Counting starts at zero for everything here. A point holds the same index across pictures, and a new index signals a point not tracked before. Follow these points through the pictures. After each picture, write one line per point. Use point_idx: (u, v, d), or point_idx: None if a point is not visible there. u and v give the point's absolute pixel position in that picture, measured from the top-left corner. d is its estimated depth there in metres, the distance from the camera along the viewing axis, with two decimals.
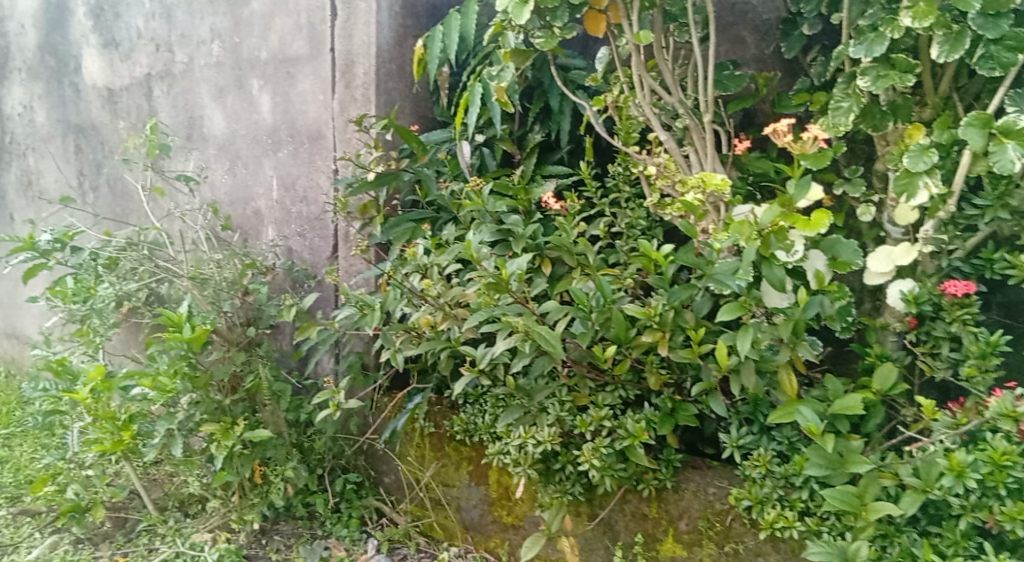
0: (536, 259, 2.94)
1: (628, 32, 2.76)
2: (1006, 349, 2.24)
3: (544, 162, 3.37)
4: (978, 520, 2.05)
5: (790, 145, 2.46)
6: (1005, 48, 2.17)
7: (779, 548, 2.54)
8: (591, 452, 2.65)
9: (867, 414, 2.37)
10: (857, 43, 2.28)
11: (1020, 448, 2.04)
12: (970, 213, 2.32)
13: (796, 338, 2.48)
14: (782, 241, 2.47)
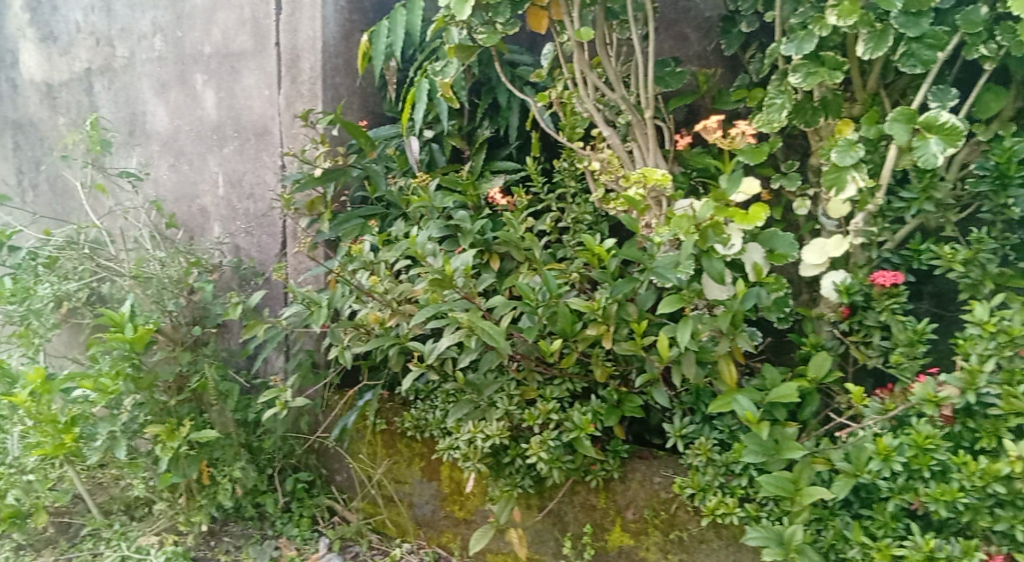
0: (484, 255, 2.98)
1: (569, 29, 2.79)
2: (932, 337, 2.32)
3: (493, 158, 3.39)
4: (905, 502, 2.12)
5: (720, 140, 2.56)
6: (926, 46, 2.23)
7: (721, 535, 2.60)
8: (539, 445, 2.68)
9: (802, 401, 2.45)
10: (787, 40, 2.35)
11: (943, 432, 2.11)
12: (897, 206, 2.39)
13: (735, 329, 2.54)
14: (719, 235, 2.52)
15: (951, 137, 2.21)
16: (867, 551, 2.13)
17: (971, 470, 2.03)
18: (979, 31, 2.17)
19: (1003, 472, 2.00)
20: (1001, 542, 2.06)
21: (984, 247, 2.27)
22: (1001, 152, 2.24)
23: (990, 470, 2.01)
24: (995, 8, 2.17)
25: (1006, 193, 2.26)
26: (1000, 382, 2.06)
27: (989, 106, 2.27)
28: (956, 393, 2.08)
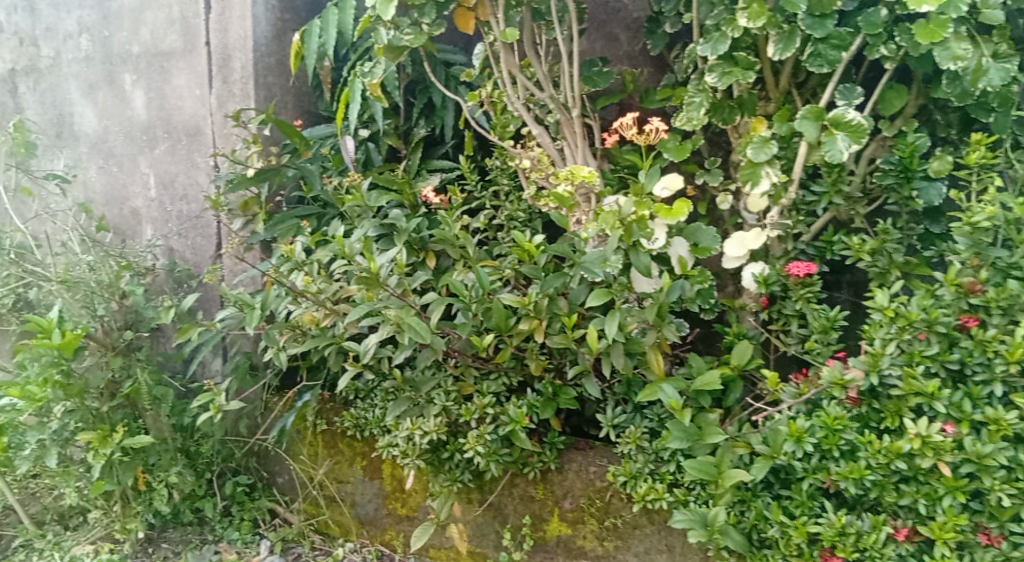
0: (420, 253, 3.01)
1: (495, 29, 2.84)
2: (843, 324, 2.42)
3: (430, 156, 3.42)
4: (819, 481, 2.22)
5: (636, 137, 2.75)
6: (831, 46, 2.34)
7: (653, 520, 2.69)
8: (475, 439, 2.72)
9: (727, 388, 2.55)
10: (703, 42, 2.44)
11: (851, 413, 2.22)
12: (810, 199, 2.51)
13: (662, 321, 2.62)
14: (643, 229, 2.60)
15: (857, 133, 2.33)
16: (786, 530, 2.24)
17: (875, 448, 2.14)
18: (879, 32, 2.28)
19: (904, 449, 2.10)
20: (907, 516, 2.17)
21: (890, 237, 2.39)
22: (905, 147, 2.35)
23: (893, 448, 2.12)
24: (894, 10, 2.29)
25: (910, 185, 2.38)
26: (902, 364, 2.17)
27: (892, 103, 2.39)
28: (861, 376, 2.19)
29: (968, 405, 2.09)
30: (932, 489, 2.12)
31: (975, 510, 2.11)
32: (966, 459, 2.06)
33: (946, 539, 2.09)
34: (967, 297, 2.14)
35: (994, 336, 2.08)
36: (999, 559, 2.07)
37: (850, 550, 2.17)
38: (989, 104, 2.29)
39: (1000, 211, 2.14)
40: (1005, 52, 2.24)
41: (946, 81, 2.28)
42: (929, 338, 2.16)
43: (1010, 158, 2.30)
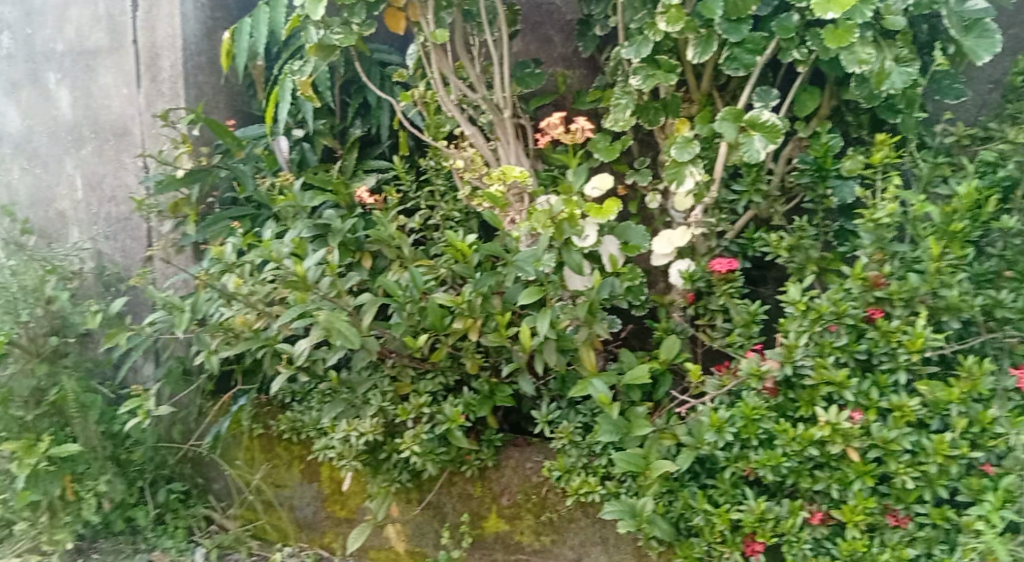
0: (356, 253, 3.00)
1: (425, 30, 2.85)
2: (763, 318, 2.51)
3: (365, 157, 3.40)
4: (740, 469, 2.31)
5: (563, 135, 2.82)
6: (747, 50, 2.43)
7: (588, 513, 2.74)
8: (411, 439, 2.72)
9: (656, 382, 2.62)
10: (627, 45, 2.51)
11: (768, 403, 2.30)
12: (731, 198, 2.60)
13: (593, 317, 2.67)
14: (574, 227, 2.65)
15: (772, 134, 2.42)
16: (710, 518, 2.32)
17: (790, 436, 2.22)
18: (792, 36, 2.37)
19: (817, 436, 2.19)
20: (822, 501, 2.26)
21: (805, 234, 2.49)
22: (818, 147, 2.44)
23: (806, 435, 2.20)
24: (805, 15, 2.38)
25: (825, 184, 2.48)
26: (814, 355, 2.26)
27: (806, 106, 2.49)
28: (776, 366, 2.27)
29: (875, 393, 2.19)
30: (844, 473, 2.21)
31: (883, 493, 2.20)
32: (874, 444, 2.16)
33: (857, 521, 2.19)
34: (873, 290, 2.23)
35: (898, 326, 2.19)
36: (906, 540, 2.17)
37: (769, 535, 2.26)
38: (896, 106, 2.41)
39: (899, 208, 2.24)
40: (908, 56, 2.35)
41: (855, 84, 2.38)
42: (839, 330, 2.25)
43: (914, 157, 2.42)
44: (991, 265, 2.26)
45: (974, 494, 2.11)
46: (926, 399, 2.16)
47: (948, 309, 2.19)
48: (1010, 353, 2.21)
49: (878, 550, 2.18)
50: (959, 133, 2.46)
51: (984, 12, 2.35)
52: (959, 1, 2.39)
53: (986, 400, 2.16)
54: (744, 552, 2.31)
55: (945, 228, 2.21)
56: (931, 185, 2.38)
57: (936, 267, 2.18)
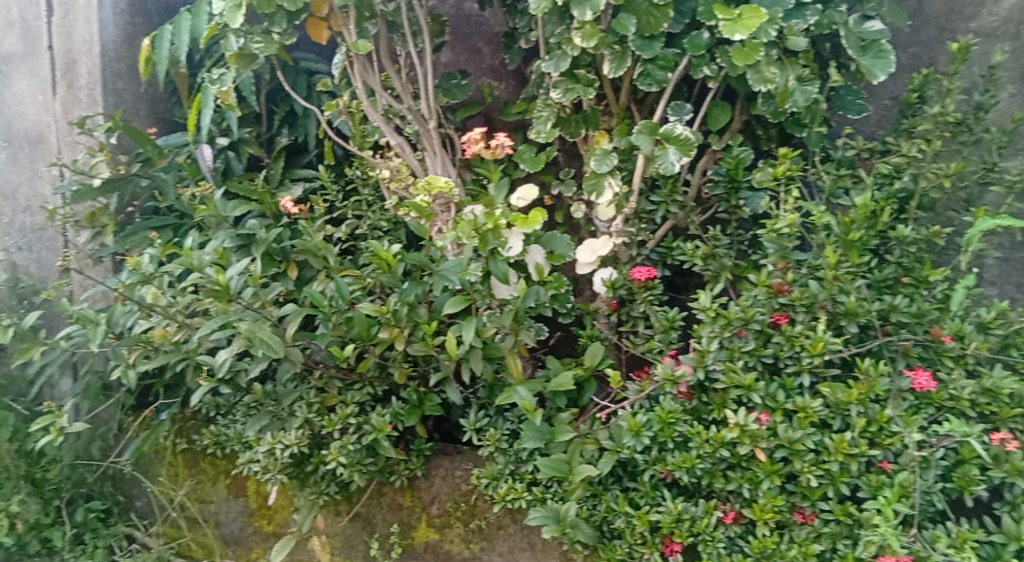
0: (282, 263, 2.94)
1: (347, 41, 2.84)
2: (682, 323, 2.58)
3: (293, 165, 3.37)
4: (657, 472, 2.38)
5: (483, 150, 2.84)
6: (660, 67, 2.53)
7: (516, 519, 2.75)
8: (337, 450, 2.71)
9: (581, 388, 2.69)
10: (546, 59, 2.59)
11: (683, 407, 2.37)
12: (649, 208, 2.70)
13: (518, 325, 2.70)
14: (499, 237, 2.65)
15: (685, 147, 2.55)
16: (630, 520, 2.38)
17: (703, 438, 2.30)
18: (702, 53, 2.47)
19: (727, 438, 2.27)
20: (735, 500, 2.33)
21: (719, 244, 2.59)
22: (730, 160, 2.55)
23: (717, 437, 2.28)
24: (714, 34, 2.48)
25: (738, 195, 2.60)
26: (725, 359, 2.34)
27: (717, 119, 2.59)
28: (689, 371, 2.36)
29: (781, 396, 2.28)
30: (754, 473, 2.29)
31: (791, 491, 2.29)
32: (780, 444, 2.25)
33: (766, 519, 2.27)
34: (777, 297, 2.35)
35: (800, 331, 2.29)
36: (813, 535, 2.25)
37: (685, 535, 2.32)
38: (802, 121, 2.54)
39: (798, 219, 2.36)
40: (809, 74, 2.47)
41: (761, 100, 2.49)
42: (747, 335, 2.34)
43: (818, 170, 2.54)
44: (889, 272, 2.38)
45: (873, 491, 2.20)
46: (828, 400, 2.27)
47: (846, 314, 2.30)
48: (904, 355, 2.31)
49: (786, 547, 2.26)
50: (859, 147, 2.59)
51: (881, 34, 2.49)
52: (858, 22, 2.52)
53: (883, 400, 2.26)
54: (663, 552, 2.37)
55: (844, 238, 2.34)
56: (834, 196, 2.51)
57: (833, 275, 2.30)
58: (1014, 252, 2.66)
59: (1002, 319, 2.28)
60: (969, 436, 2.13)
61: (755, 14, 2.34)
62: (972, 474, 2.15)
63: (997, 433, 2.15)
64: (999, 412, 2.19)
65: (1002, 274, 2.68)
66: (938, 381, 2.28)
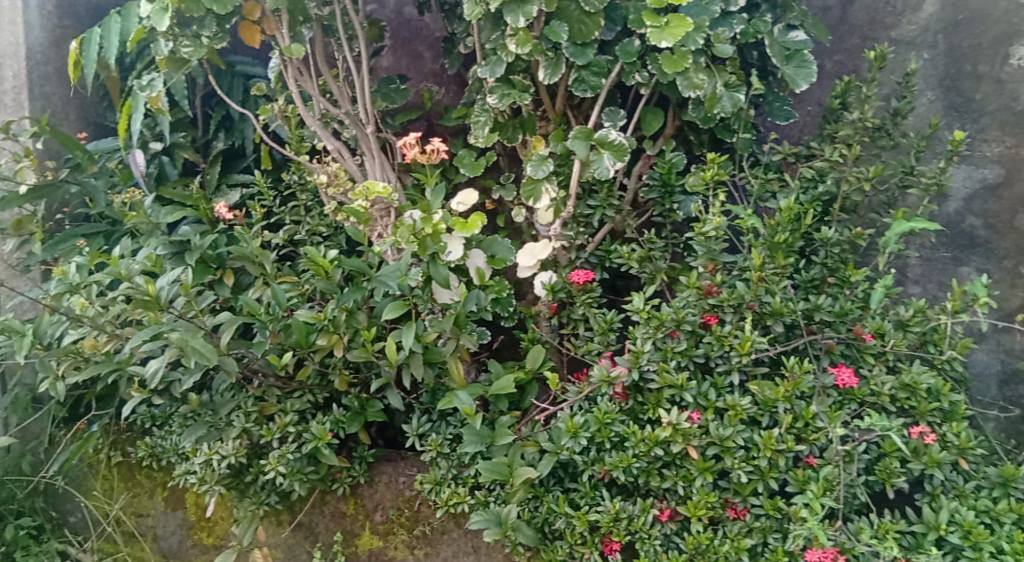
0: (218, 271, 2.88)
1: (280, 45, 2.81)
2: (620, 325, 2.61)
3: (230, 171, 3.30)
4: (596, 472, 2.41)
5: (418, 155, 2.83)
6: (593, 73, 2.58)
7: (460, 524, 2.73)
8: (276, 459, 2.66)
9: (523, 391, 2.72)
10: (481, 65, 2.62)
11: (619, 407, 2.42)
12: (587, 212, 2.74)
13: (459, 329, 2.71)
14: (438, 242, 2.67)
15: (619, 153, 2.62)
16: (570, 520, 2.40)
17: (638, 437, 2.34)
18: (634, 60, 2.53)
19: (660, 437, 2.31)
20: (670, 498, 2.37)
21: (654, 246, 2.64)
22: (663, 164, 2.63)
23: (651, 437, 2.32)
24: (645, 41, 2.55)
25: (671, 198, 2.66)
26: (658, 359, 2.39)
27: (650, 125, 2.67)
28: (625, 372, 2.40)
29: (712, 394, 2.34)
30: (688, 471, 2.34)
31: (723, 488, 2.34)
32: (711, 442, 2.31)
33: (700, 515, 2.31)
34: (707, 298, 2.41)
35: (729, 330, 2.35)
36: (744, 530, 2.30)
37: (623, 534, 2.35)
38: (731, 127, 2.63)
39: (724, 222, 2.43)
40: (735, 82, 2.55)
41: (691, 107, 2.56)
42: (679, 336, 2.40)
43: (746, 174, 2.62)
44: (815, 273, 2.48)
45: (801, 485, 2.26)
46: (757, 398, 2.33)
47: (773, 314, 2.37)
48: (828, 353, 2.40)
49: (719, 542, 2.30)
50: (785, 152, 2.67)
51: (803, 45, 2.59)
52: (782, 31, 2.62)
53: (808, 397, 2.33)
54: (603, 551, 2.40)
55: (770, 240, 2.42)
56: (761, 200, 2.61)
57: (759, 277, 2.36)
58: (934, 252, 2.78)
59: (920, 317, 2.37)
60: (890, 430, 2.20)
61: (682, 23, 2.40)
62: (892, 466, 2.24)
63: (916, 427, 2.25)
64: (917, 407, 2.29)
65: (924, 273, 2.80)
66: (861, 378, 2.37)
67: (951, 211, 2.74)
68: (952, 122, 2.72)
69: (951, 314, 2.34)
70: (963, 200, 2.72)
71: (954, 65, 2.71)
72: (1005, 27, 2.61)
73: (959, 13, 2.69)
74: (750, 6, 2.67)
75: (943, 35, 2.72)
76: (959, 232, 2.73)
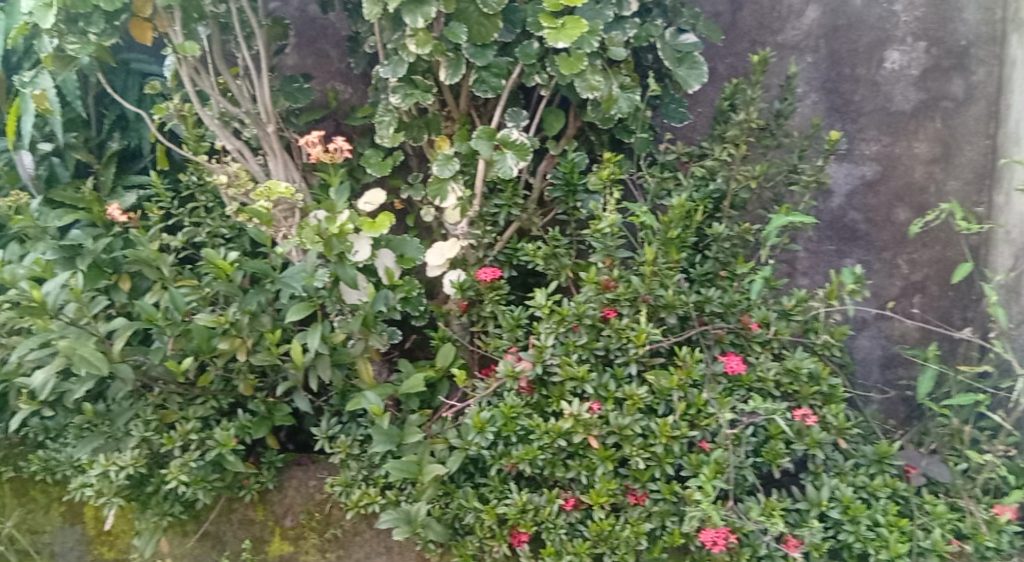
0: (113, 275, 2.82)
1: (173, 43, 2.74)
2: (528, 321, 2.65)
3: (126, 172, 3.18)
4: (503, 466, 2.46)
5: (320, 154, 2.81)
6: (493, 74, 2.64)
7: (372, 524, 2.74)
8: (179, 468, 2.57)
9: (433, 389, 2.74)
10: (383, 65, 2.64)
11: (525, 401, 2.47)
12: (492, 210, 2.78)
13: (368, 330, 2.71)
14: (344, 242, 2.62)
15: (522, 152, 2.67)
16: (479, 514, 2.44)
17: (542, 430, 2.39)
18: (534, 62, 2.60)
19: (563, 428, 2.37)
20: (575, 488, 2.44)
21: (559, 244, 2.70)
22: (566, 164, 2.70)
23: (555, 428, 2.38)
24: (544, 44, 2.61)
25: (574, 197, 2.74)
26: (561, 353, 2.45)
27: (552, 125, 2.76)
28: (529, 366, 2.45)
29: (612, 385, 2.42)
30: (590, 460, 2.41)
31: (623, 475, 2.41)
32: (611, 431, 2.38)
33: (602, 503, 2.38)
34: (605, 293, 2.49)
35: (627, 324, 2.44)
36: (644, 515, 2.38)
37: (530, 525, 2.40)
38: (629, 127, 2.75)
39: (619, 219, 2.51)
40: (630, 83, 2.67)
41: (590, 108, 2.65)
42: (581, 329, 2.47)
43: (643, 173, 2.74)
44: (708, 267, 2.59)
45: (695, 469, 2.36)
46: (653, 388, 2.42)
47: (666, 307, 2.47)
48: (719, 343, 2.51)
49: (621, 528, 2.37)
50: (679, 151, 2.77)
51: (694, 46, 2.69)
52: (674, 35, 2.71)
53: (700, 385, 2.44)
54: (511, 543, 2.43)
55: (664, 236, 2.52)
56: (657, 198, 2.72)
57: (652, 271, 2.47)
58: (820, 245, 2.93)
59: (801, 307, 2.50)
60: (773, 413, 2.32)
61: (577, 26, 2.45)
62: (778, 448, 2.37)
63: (798, 410, 2.38)
64: (800, 391, 2.43)
65: (812, 265, 2.94)
66: (749, 365, 2.49)
67: (834, 207, 2.89)
68: (833, 122, 2.88)
69: (828, 303, 2.49)
70: (845, 196, 2.88)
71: (834, 69, 2.86)
72: (879, 33, 2.81)
73: (838, 19, 2.84)
74: (643, 10, 2.75)
75: (825, 40, 2.86)
76: (842, 226, 2.90)
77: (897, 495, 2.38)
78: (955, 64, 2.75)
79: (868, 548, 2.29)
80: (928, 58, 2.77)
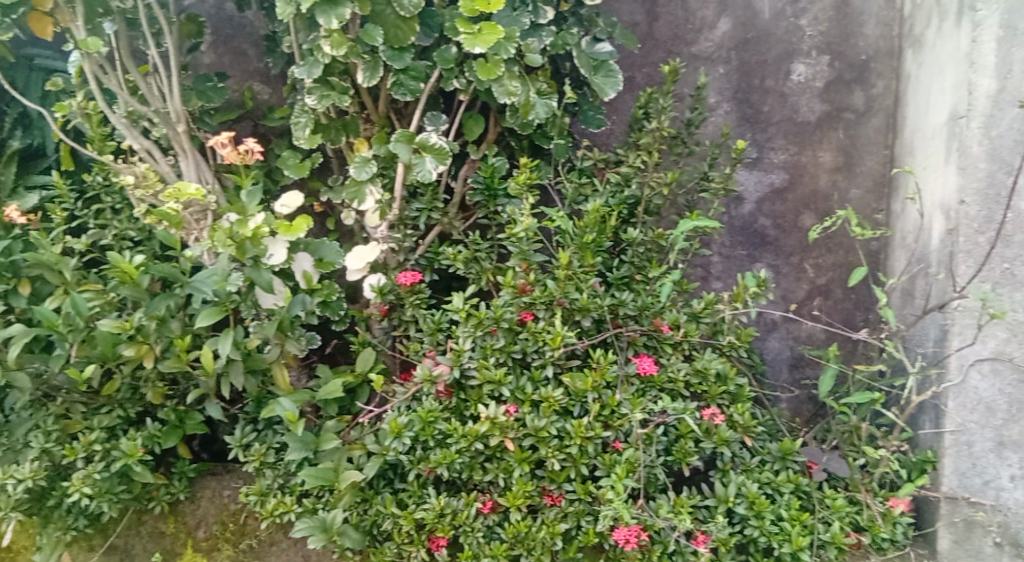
0: (12, 280, 2.67)
1: (76, 37, 2.65)
2: (448, 325, 2.63)
3: (28, 172, 3.04)
4: (421, 470, 2.45)
5: (231, 155, 2.74)
6: (411, 77, 2.62)
7: (288, 533, 2.68)
8: (81, 480, 2.47)
9: (353, 394, 2.71)
10: (297, 66, 2.58)
11: (444, 405, 2.47)
12: (411, 214, 2.77)
13: (284, 335, 2.66)
14: (258, 245, 2.58)
15: (441, 156, 2.68)
16: (397, 520, 2.42)
17: (459, 433, 2.39)
18: (451, 67, 2.61)
19: (480, 431, 2.38)
20: (493, 491, 2.45)
21: (479, 248, 2.72)
22: (486, 168, 2.72)
23: (472, 431, 2.38)
24: (461, 48, 2.62)
25: (495, 201, 2.75)
26: (479, 357, 2.46)
27: (472, 130, 2.76)
28: (447, 370, 2.45)
29: (529, 388, 2.44)
30: (507, 462, 2.42)
31: (540, 476, 2.43)
32: (527, 433, 2.40)
33: (519, 505, 2.39)
34: (521, 296, 2.51)
35: (544, 327, 2.46)
36: (561, 516, 2.41)
37: (448, 529, 2.40)
38: (549, 133, 2.77)
39: (534, 223, 2.54)
40: (547, 89, 2.68)
41: (509, 113, 2.66)
42: (498, 333, 2.48)
43: (562, 179, 2.77)
44: (624, 271, 2.64)
45: (608, 469, 2.40)
46: (569, 390, 2.45)
47: (581, 310, 2.50)
48: (633, 345, 2.56)
49: (537, 529, 2.39)
50: (596, 157, 2.82)
51: (609, 55, 2.74)
52: (589, 44, 2.75)
53: (613, 386, 2.49)
54: (429, 548, 2.43)
55: (579, 240, 2.55)
56: (575, 203, 2.76)
57: (567, 274, 2.50)
58: (733, 250, 3.01)
59: (710, 309, 2.56)
60: (681, 412, 2.40)
61: (494, 31, 2.49)
62: (687, 446, 2.43)
63: (707, 409, 2.45)
64: (708, 391, 2.50)
65: (725, 269, 3.02)
66: (661, 367, 2.55)
67: (745, 213, 2.99)
68: (743, 131, 2.97)
69: (735, 305, 2.57)
70: (755, 202, 2.98)
71: (744, 80, 2.96)
72: (785, 46, 2.92)
73: (747, 32, 2.94)
74: (558, 19, 2.80)
75: (736, 52, 2.96)
76: (752, 232, 2.99)
77: (800, 491, 2.48)
78: (856, 77, 2.88)
79: (771, 542, 2.38)
80: (831, 71, 2.89)
